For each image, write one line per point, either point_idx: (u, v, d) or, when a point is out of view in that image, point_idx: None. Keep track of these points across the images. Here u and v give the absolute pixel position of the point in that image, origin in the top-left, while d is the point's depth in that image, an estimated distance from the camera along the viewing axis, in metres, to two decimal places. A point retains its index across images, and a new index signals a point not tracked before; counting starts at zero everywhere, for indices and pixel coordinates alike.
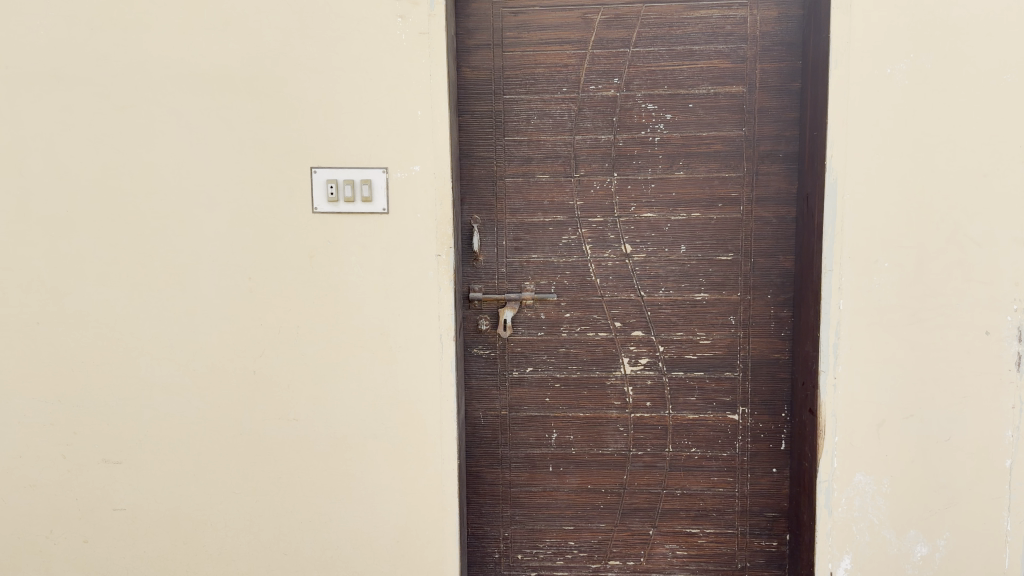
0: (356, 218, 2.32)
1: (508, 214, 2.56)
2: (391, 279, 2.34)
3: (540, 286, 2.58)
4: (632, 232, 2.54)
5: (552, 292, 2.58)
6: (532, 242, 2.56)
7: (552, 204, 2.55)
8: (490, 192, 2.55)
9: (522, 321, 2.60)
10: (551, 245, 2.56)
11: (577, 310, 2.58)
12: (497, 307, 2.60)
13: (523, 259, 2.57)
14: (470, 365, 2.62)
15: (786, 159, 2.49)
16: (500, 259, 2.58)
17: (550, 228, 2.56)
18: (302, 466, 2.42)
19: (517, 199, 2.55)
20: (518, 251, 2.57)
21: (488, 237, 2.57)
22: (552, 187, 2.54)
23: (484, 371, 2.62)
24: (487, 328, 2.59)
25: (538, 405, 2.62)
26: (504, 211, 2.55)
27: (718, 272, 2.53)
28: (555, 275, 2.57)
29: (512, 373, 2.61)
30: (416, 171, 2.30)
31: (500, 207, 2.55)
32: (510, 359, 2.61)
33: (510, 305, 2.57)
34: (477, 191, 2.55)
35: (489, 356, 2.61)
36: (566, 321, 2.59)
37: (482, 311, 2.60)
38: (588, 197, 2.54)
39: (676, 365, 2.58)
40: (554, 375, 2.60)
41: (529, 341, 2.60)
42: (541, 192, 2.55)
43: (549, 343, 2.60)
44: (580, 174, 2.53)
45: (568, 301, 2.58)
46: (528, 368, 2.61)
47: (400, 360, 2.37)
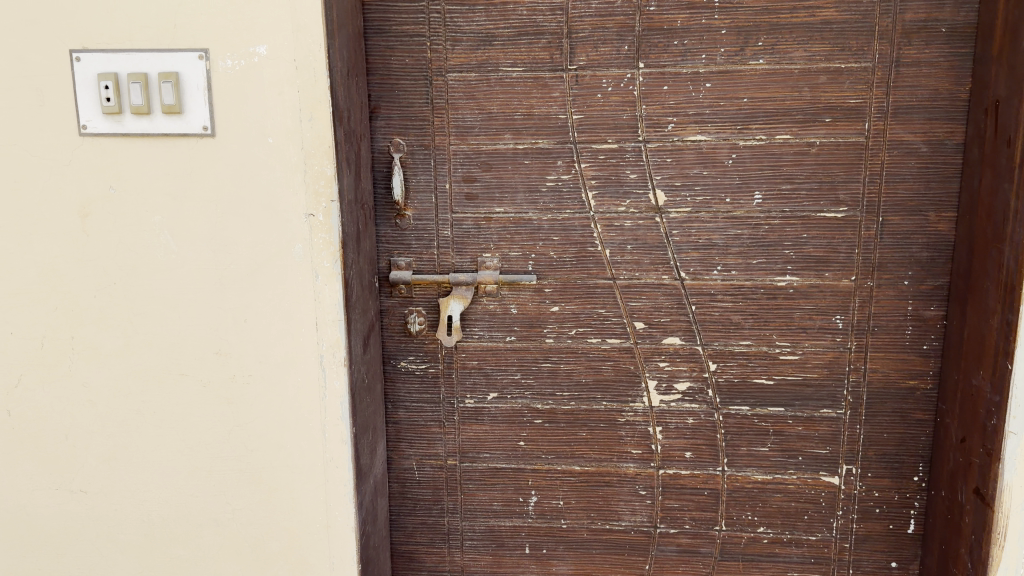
0: (159, 147, 1.28)
1: (453, 136, 1.48)
2: (228, 257, 1.30)
3: (509, 260, 1.52)
4: (668, 171, 1.45)
5: (531, 273, 1.52)
6: (495, 187, 1.49)
7: (527, 120, 1.46)
8: (422, 97, 1.46)
9: (479, 319, 1.55)
10: (527, 192, 1.49)
11: (571, 302, 1.53)
12: (438, 294, 1.55)
13: (479, 214, 1.51)
14: (395, 389, 1.59)
15: (953, 38, 1.36)
16: (440, 216, 1.51)
17: (524, 162, 1.48)
18: (104, 565, 1.44)
19: (467, 111, 1.47)
20: (472, 201, 1.50)
21: (420, 176, 1.50)
22: (530, 88, 1.45)
23: (419, 397, 1.59)
24: (421, 329, 1.55)
25: (506, 454, 1.60)
26: (445, 132, 1.48)
27: (819, 240, 1.45)
28: (535, 243, 1.51)
29: (465, 401, 1.58)
30: (261, 57, 1.23)
31: (439, 123, 1.47)
32: (461, 380, 1.57)
33: (459, 293, 1.52)
34: (400, 95, 1.47)
35: (425, 374, 1.58)
36: (553, 319, 1.53)
37: (413, 301, 1.55)
38: (592, 106, 1.45)
39: (737, 396, 1.53)
40: (532, 406, 1.57)
41: (492, 350, 1.56)
42: (510, 97, 1.46)
43: (523, 355, 1.55)
44: (576, 66, 1.44)
45: (557, 286, 1.52)
46: (491, 394, 1.57)
47: (251, 400, 1.35)
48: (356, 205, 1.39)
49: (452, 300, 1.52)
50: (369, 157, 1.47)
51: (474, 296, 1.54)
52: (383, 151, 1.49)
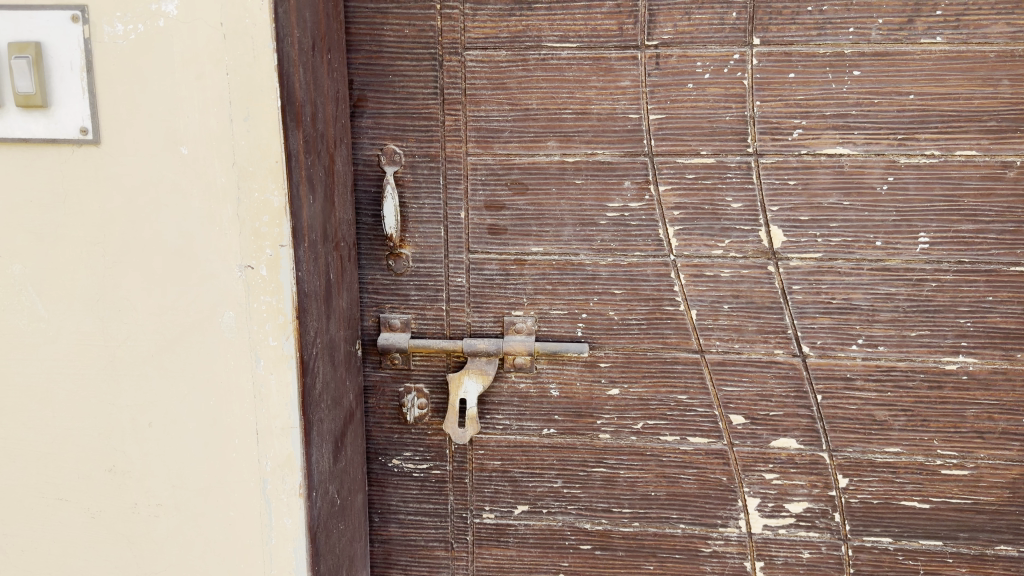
0: (17, 159, 0.82)
1: (471, 141, 1.02)
2: (124, 328, 0.85)
3: (549, 321, 1.06)
4: (790, 200, 0.98)
5: (581, 343, 1.04)
6: (531, 216, 1.03)
7: (581, 121, 1.00)
8: (430, 87, 1.01)
9: (503, 403, 1.08)
10: (577, 225, 1.03)
11: (638, 384, 1.05)
12: (446, 366, 1.08)
13: (507, 256, 1.05)
14: (383, 497, 1.13)
15: None
16: (451, 256, 1.05)
17: (575, 181, 1.01)
18: None
19: (494, 106, 1.01)
20: (497, 236, 1.04)
21: (422, 199, 1.04)
22: (587, 74, 0.98)
23: (417, 509, 1.13)
24: (421, 414, 1.09)
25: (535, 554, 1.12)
26: (461, 136, 1.02)
27: (1011, 305, 0.98)
28: (589, 299, 1.04)
29: (482, 516, 1.12)
30: (167, 19, 0.78)
31: (453, 123, 1.01)
32: (477, 487, 1.11)
33: (476, 366, 1.06)
34: (398, 82, 1.01)
35: (427, 478, 1.11)
36: (612, 407, 1.06)
37: (410, 375, 1.09)
38: (678, 102, 0.97)
39: (875, 524, 1.07)
40: (577, 527, 1.11)
41: (523, 448, 1.09)
42: (556, 87, 0.99)
43: (566, 456, 1.08)
44: (657, 42, 0.96)
45: (619, 360, 1.05)
46: (520, 508, 1.11)
47: (163, 540, 0.90)
48: (327, 246, 0.93)
49: (467, 377, 1.06)
50: (349, 173, 1.01)
51: (499, 370, 1.07)
52: (369, 163, 1.03)
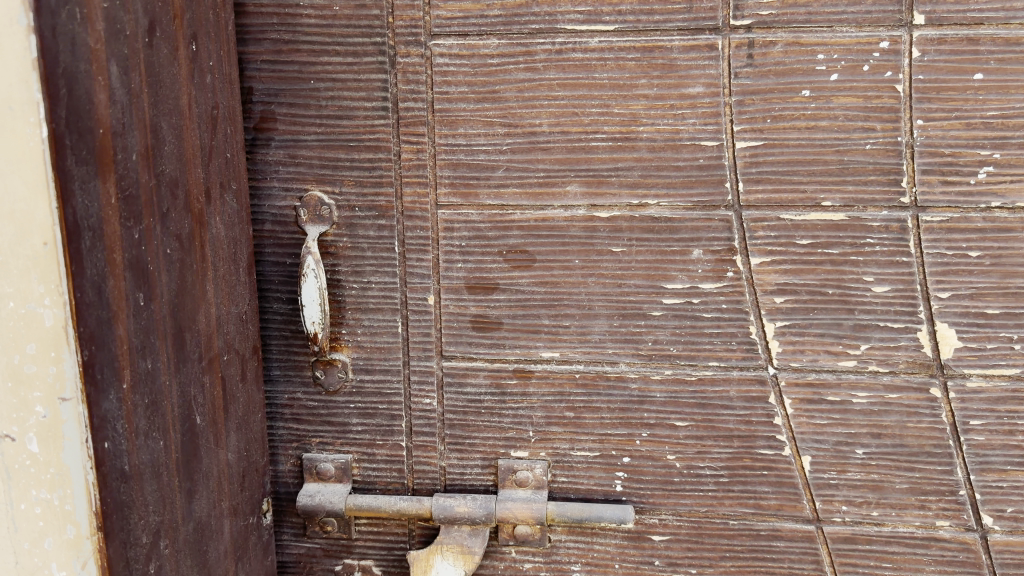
0: None
1: (445, 185, 0.63)
2: None
3: (571, 468, 0.67)
4: (971, 284, 0.59)
5: (624, 505, 0.65)
6: (544, 302, 0.64)
7: (622, 153, 0.61)
8: (376, 99, 0.63)
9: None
10: (615, 318, 0.63)
11: (713, 567, 0.67)
12: (407, 535, 0.69)
13: (502, 366, 0.66)
14: None
15: None
16: (415, 365, 0.66)
17: (612, 249, 0.63)
18: None
19: (479, 128, 0.62)
20: (486, 334, 0.65)
21: (367, 276, 0.66)
22: (631, 75, 0.60)
23: None
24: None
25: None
26: (427, 177, 0.63)
27: None
28: (635, 436, 0.65)
29: None
30: None
31: (416, 157, 0.63)
32: None
33: (454, 539, 0.67)
34: (326, 91, 0.63)
35: None
36: None
37: (353, 548, 0.70)
38: (785, 120, 0.59)
39: None
40: None
41: None
42: (581, 97, 0.60)
43: None
44: (752, 21, 0.58)
45: (682, 531, 0.66)
46: None
47: None
48: (195, 366, 0.55)
49: (438, 557, 0.67)
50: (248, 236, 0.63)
51: (490, 541, 0.68)
52: (277, 221, 0.65)
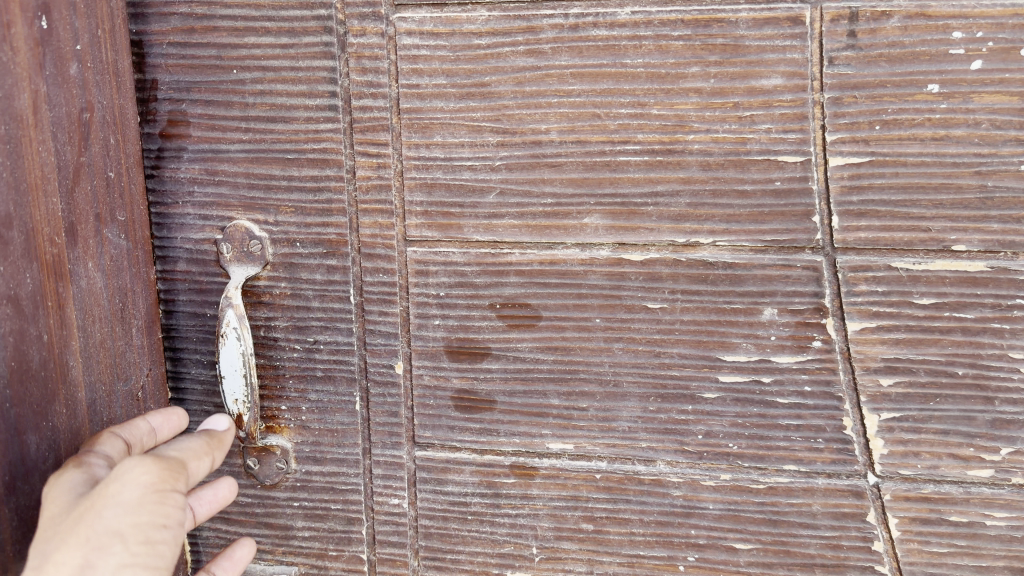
0: None
1: (417, 214, 0.46)
2: None
3: None
4: None
5: None
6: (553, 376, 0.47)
7: (661, 172, 0.43)
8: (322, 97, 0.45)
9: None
10: (651, 398, 0.46)
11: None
12: None
13: (493, 458, 0.48)
14: None
15: None
16: (378, 454, 0.49)
17: (646, 305, 0.45)
18: None
19: (462, 136, 0.45)
20: (474, 417, 0.48)
21: (313, 333, 0.48)
22: (674, 65, 0.42)
23: None
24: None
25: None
26: (391, 201, 0.46)
27: None
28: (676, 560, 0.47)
29: None
30: None
31: (376, 176, 0.46)
32: None
33: None
34: (254, 86, 0.46)
35: None
36: None
37: None
38: (900, 128, 0.41)
39: None
40: None
41: None
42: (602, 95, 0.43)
43: None
44: None
45: None
46: None
47: None
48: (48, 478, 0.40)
49: None
50: (151, 280, 0.47)
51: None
52: (184, 260, 0.49)
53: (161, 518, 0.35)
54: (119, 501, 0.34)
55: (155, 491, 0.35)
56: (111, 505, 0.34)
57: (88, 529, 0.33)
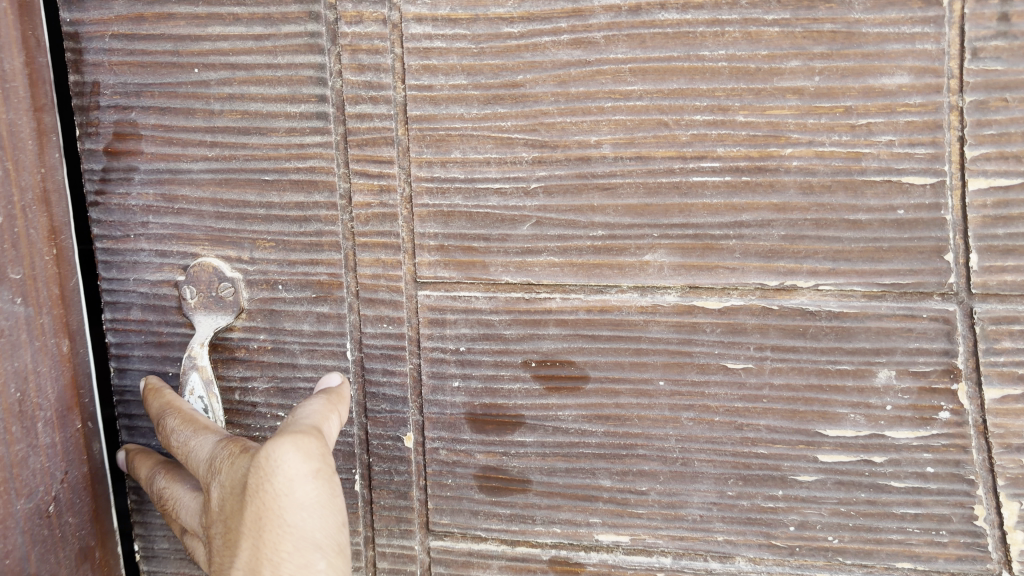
0: None
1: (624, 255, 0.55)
2: None
3: None
4: None
5: None
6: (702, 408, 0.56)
7: (722, 201, 0.54)
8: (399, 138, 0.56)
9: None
10: (739, 481, 0.56)
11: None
12: None
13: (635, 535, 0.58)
14: None
15: None
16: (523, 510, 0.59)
17: (720, 367, 0.55)
18: None
19: (478, 159, 0.56)
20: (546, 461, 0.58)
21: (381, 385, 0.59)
22: (701, 75, 0.52)
23: None
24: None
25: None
26: (447, 265, 0.57)
27: None
28: None
29: None
30: None
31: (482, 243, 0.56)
32: None
33: None
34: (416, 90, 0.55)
35: None
36: None
37: None
38: (1019, 74, 0.49)
39: None
40: None
41: None
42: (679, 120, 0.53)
43: None
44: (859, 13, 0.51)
45: None
46: None
47: None
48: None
49: None
50: (76, 356, 0.58)
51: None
52: (114, 355, 0.62)
53: (339, 511, 0.47)
54: (305, 508, 0.46)
55: (326, 478, 0.47)
56: (301, 512, 0.46)
57: (298, 537, 0.46)
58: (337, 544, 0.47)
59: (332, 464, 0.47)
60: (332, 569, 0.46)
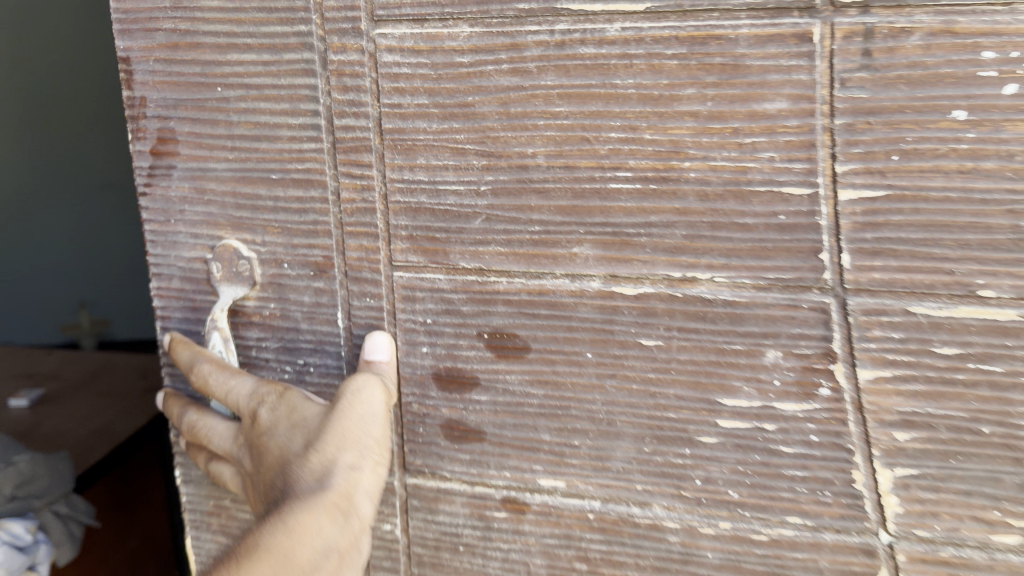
0: None
1: (420, 273, 0.44)
2: None
3: None
4: None
5: None
6: (517, 406, 0.44)
7: (638, 205, 0.40)
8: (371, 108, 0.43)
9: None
10: (634, 446, 0.43)
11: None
12: None
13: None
14: None
15: None
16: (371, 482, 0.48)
17: (634, 353, 0.42)
18: None
19: (445, 160, 0.42)
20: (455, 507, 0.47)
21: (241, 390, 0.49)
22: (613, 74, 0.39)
23: None
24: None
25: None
26: (419, 260, 0.44)
27: None
28: None
29: None
30: None
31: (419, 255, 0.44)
32: None
33: None
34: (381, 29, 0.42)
35: None
36: None
37: None
38: (934, 85, 0.35)
39: None
40: None
41: None
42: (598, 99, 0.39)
43: None
44: (866, 4, 0.35)
45: None
46: None
47: None
48: None
49: None
50: None
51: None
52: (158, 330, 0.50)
53: (381, 449, 0.43)
54: (372, 409, 0.43)
55: (383, 398, 0.43)
56: (370, 417, 0.42)
57: (365, 438, 0.42)
58: (385, 458, 0.43)
59: (395, 401, 0.44)
60: (375, 487, 0.42)
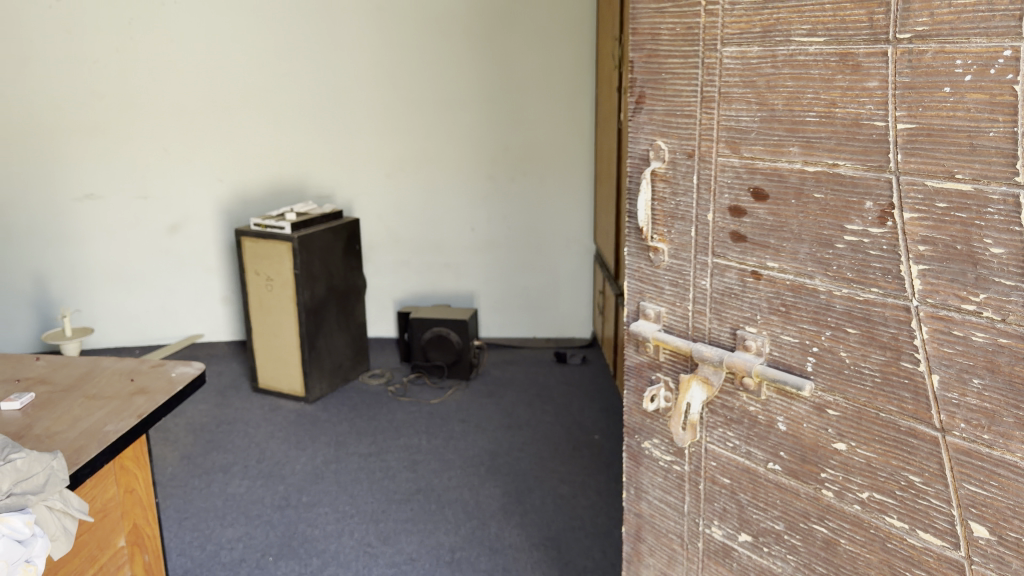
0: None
1: (725, 159, 0.80)
2: None
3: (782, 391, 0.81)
4: None
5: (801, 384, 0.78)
6: (762, 226, 0.79)
7: (823, 127, 0.72)
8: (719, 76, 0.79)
9: (732, 419, 0.86)
10: (815, 246, 0.75)
11: (866, 446, 0.76)
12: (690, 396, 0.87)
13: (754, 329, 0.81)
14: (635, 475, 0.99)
15: None
16: (699, 258, 0.85)
17: (815, 196, 0.74)
18: None
19: (742, 106, 0.78)
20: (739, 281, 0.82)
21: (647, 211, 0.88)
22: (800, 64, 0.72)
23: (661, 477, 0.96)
24: (663, 411, 0.91)
25: (667, 481, 0.95)
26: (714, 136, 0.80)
27: None
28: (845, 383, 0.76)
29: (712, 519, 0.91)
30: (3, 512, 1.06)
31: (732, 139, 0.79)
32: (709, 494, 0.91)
33: (703, 378, 0.86)
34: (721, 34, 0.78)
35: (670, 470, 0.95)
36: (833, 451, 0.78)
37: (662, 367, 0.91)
38: (933, 74, 0.65)
39: None
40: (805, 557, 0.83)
41: (733, 459, 0.87)
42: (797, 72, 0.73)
43: (788, 494, 0.83)
44: (911, 35, 0.65)
45: (842, 417, 0.77)
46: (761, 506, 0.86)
47: None
48: None
49: (693, 383, 0.86)
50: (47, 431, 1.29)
51: (729, 384, 0.85)
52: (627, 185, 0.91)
53: None
54: None
55: None
56: None
57: None
58: None
59: None
60: None
